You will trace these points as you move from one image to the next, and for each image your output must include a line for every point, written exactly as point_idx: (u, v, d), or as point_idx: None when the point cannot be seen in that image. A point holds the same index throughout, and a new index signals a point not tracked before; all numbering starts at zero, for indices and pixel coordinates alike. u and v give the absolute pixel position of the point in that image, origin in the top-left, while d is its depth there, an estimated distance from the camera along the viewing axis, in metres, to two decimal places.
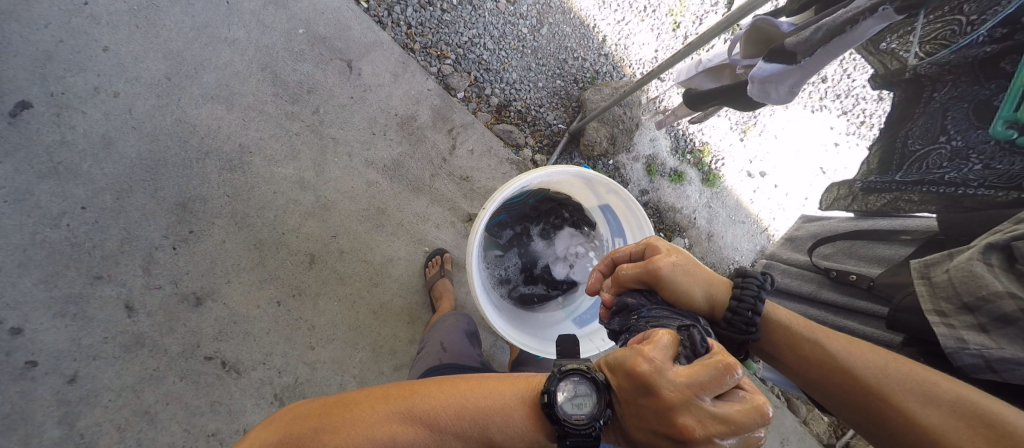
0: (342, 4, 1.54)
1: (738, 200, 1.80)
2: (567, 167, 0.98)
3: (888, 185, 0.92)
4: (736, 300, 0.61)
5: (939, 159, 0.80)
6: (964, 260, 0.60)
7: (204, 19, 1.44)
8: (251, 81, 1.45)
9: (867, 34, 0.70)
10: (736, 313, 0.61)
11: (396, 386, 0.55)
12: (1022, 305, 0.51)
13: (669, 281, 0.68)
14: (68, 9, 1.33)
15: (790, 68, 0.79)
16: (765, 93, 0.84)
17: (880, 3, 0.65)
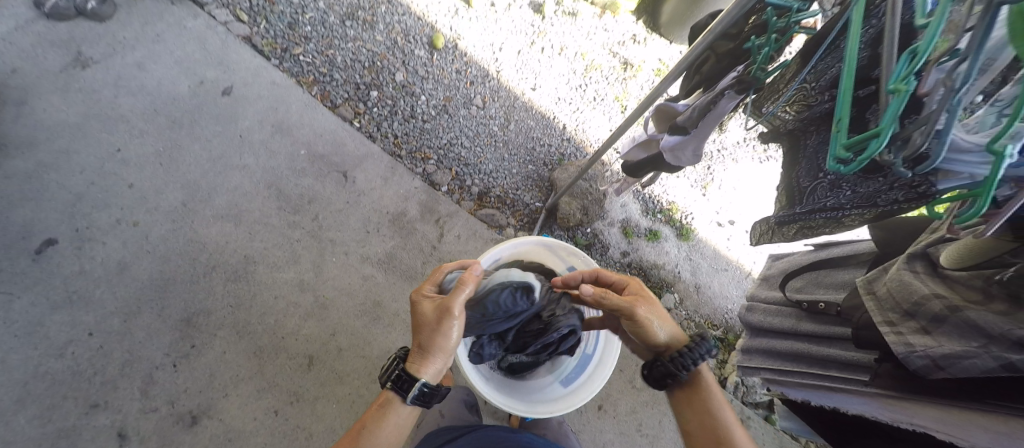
0: (339, 127, 1.81)
1: (715, 249, 1.90)
2: (527, 238, 1.22)
3: (793, 218, 0.92)
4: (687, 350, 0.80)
5: (824, 191, 0.82)
6: (895, 272, 0.75)
7: (220, 151, 1.67)
8: (258, 197, 1.62)
9: (725, 111, 0.88)
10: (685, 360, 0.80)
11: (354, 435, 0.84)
12: (945, 305, 0.63)
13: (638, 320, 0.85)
14: (102, 156, 1.57)
15: (685, 138, 0.97)
16: (677, 158, 1.03)
17: (723, 90, 0.85)
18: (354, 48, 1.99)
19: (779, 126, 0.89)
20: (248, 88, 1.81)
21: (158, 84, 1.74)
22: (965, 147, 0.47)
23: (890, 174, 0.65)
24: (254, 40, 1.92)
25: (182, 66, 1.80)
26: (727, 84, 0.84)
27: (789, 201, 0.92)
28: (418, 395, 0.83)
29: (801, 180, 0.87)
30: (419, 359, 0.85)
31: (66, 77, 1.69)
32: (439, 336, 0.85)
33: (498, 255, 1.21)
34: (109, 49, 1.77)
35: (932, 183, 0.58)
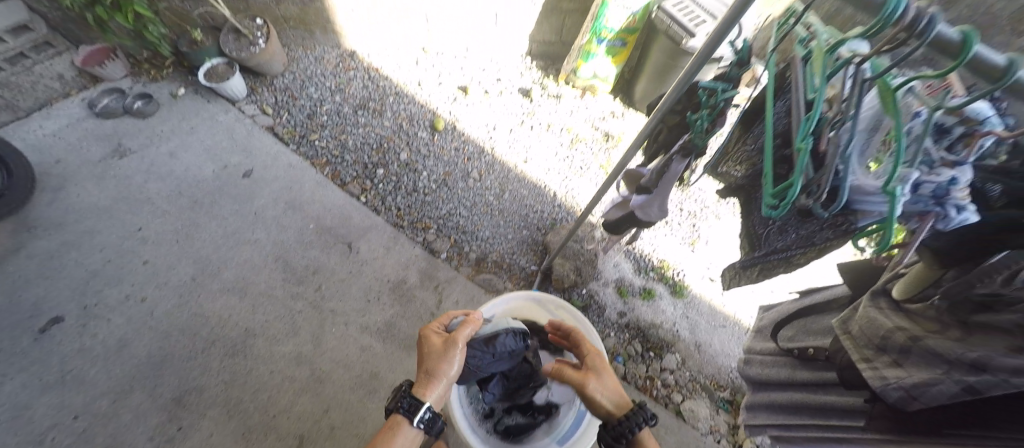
0: (346, 202, 1.95)
1: (711, 305, 1.90)
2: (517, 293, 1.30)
3: (754, 262, 0.91)
4: (627, 418, 0.90)
5: (776, 234, 0.85)
6: (864, 309, 0.90)
7: (233, 228, 1.79)
8: (265, 271, 1.69)
9: (677, 172, 1.04)
10: (625, 428, 0.89)
11: None
12: (906, 336, 0.78)
13: (594, 391, 0.96)
14: (125, 236, 1.70)
15: (648, 197, 1.14)
16: (647, 214, 1.19)
17: (670, 156, 1.01)
18: (364, 133, 2.23)
19: (732, 183, 0.98)
20: (265, 170, 1.99)
21: (185, 169, 1.94)
22: (869, 189, 0.61)
23: (815, 218, 0.74)
24: (275, 129, 2.17)
25: (208, 153, 2.01)
26: (673, 151, 1.01)
27: (750, 248, 0.94)
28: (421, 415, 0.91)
29: (756, 229, 0.91)
30: (423, 381, 0.95)
31: (103, 166, 1.89)
32: (442, 362, 0.97)
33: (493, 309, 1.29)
34: (146, 142, 2.01)
35: (853, 221, 0.68)
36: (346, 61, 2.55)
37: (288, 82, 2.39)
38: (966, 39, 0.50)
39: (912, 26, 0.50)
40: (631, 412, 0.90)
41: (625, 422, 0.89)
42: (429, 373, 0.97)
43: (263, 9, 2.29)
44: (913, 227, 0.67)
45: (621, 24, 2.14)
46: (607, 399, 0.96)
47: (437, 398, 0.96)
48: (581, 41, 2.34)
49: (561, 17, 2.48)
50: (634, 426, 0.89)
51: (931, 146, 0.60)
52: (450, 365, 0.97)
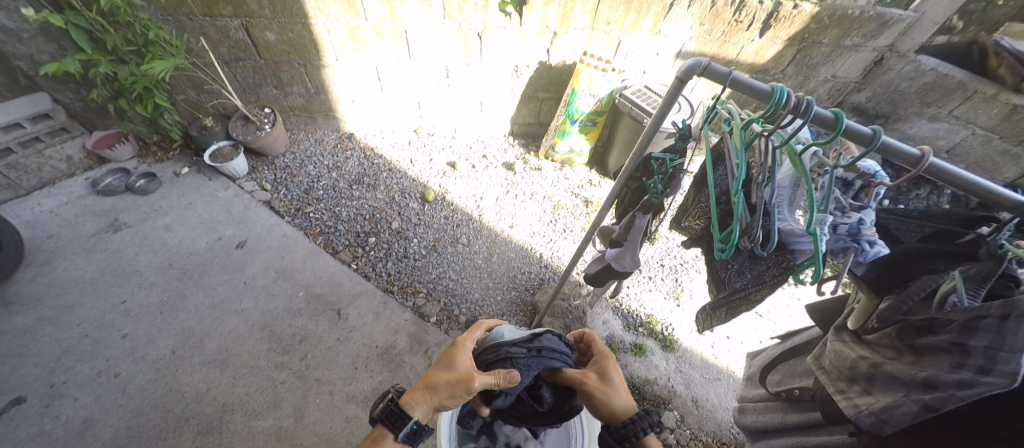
0: (338, 270, 1.99)
1: (704, 358, 1.93)
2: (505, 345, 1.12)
3: (722, 303, 1.04)
4: (632, 422, 0.92)
5: (737, 276, 0.99)
6: (831, 344, 0.98)
7: (221, 298, 1.80)
8: (249, 341, 1.67)
9: (642, 226, 1.18)
10: (630, 433, 0.91)
11: None
12: (867, 362, 0.86)
13: (597, 394, 0.95)
14: (105, 309, 1.70)
15: (620, 249, 1.28)
16: (621, 264, 1.31)
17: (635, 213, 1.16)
18: (358, 205, 2.37)
19: (693, 234, 1.14)
20: (259, 241, 2.06)
21: (179, 241, 1.99)
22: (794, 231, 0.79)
23: (763, 258, 0.91)
24: (272, 203, 2.29)
25: (203, 226, 2.08)
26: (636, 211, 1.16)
27: (715, 290, 1.07)
28: (410, 432, 0.90)
29: (718, 273, 1.04)
30: (422, 405, 0.94)
31: (95, 240, 1.94)
32: (451, 398, 0.94)
33: None
34: (143, 216, 2.08)
35: (792, 258, 0.83)
36: (345, 142, 2.81)
37: (289, 161, 2.58)
38: (837, 116, 0.70)
39: (797, 106, 0.73)
40: (638, 417, 0.93)
41: (633, 425, 0.91)
42: (432, 396, 0.94)
43: (273, 100, 2.57)
44: (841, 261, 0.82)
45: (589, 108, 2.51)
46: (611, 402, 0.96)
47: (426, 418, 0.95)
48: (558, 122, 2.68)
49: (537, 103, 2.85)
50: (642, 432, 0.91)
51: (839, 194, 0.80)
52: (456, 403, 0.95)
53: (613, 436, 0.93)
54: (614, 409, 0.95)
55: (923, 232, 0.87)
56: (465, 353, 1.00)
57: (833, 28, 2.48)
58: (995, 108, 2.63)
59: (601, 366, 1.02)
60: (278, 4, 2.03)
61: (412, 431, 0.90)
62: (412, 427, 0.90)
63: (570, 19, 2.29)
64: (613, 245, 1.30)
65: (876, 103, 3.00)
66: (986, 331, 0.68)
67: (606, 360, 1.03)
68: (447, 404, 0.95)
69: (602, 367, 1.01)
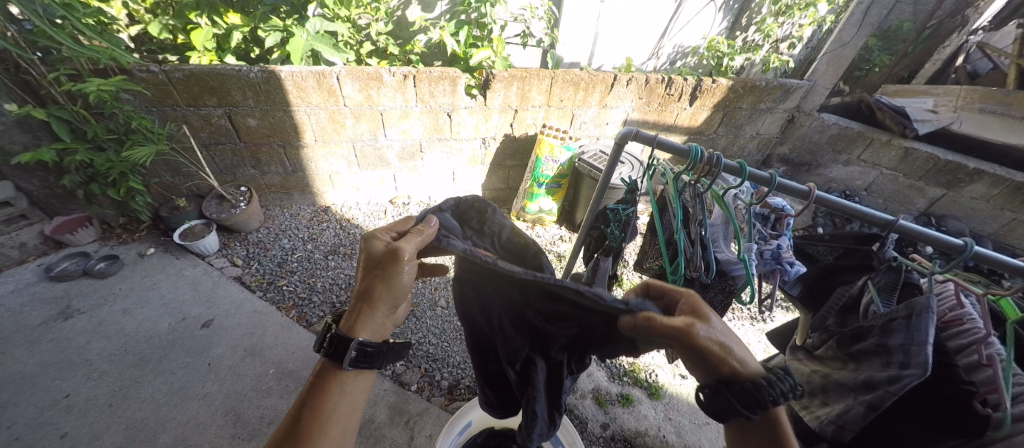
0: (312, 342, 1.93)
1: (690, 403, 1.94)
2: None
3: None
4: (766, 382, 0.74)
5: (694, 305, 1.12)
6: (791, 363, 1.06)
7: (181, 383, 1.69)
8: (211, 428, 1.56)
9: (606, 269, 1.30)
10: (766, 395, 0.74)
11: (302, 422, 0.87)
12: (820, 374, 0.94)
13: (712, 345, 0.75)
14: (46, 405, 1.56)
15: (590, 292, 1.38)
16: None
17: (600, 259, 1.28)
18: (334, 274, 2.37)
19: (654, 273, 1.27)
20: (227, 318, 1.98)
21: (138, 325, 1.90)
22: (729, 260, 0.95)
23: (711, 285, 1.07)
24: (244, 279, 2.25)
25: (166, 307, 2.00)
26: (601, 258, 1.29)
27: None
28: (357, 357, 0.91)
29: None
30: (361, 322, 0.94)
31: (41, 330, 1.83)
32: (394, 297, 0.95)
33: (469, 420, 1.38)
34: (99, 301, 1.99)
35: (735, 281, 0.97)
36: (320, 215, 2.87)
37: (262, 236, 2.58)
38: (741, 165, 0.92)
39: (710, 160, 0.94)
40: (772, 377, 0.76)
41: (768, 390, 0.74)
42: (375, 306, 0.94)
43: (248, 179, 2.65)
44: (772, 283, 0.96)
45: (552, 172, 2.75)
46: (728, 354, 0.79)
47: (379, 332, 0.98)
48: (525, 186, 2.91)
49: (506, 170, 3.10)
50: (780, 395, 0.74)
51: (760, 227, 0.97)
52: (398, 294, 0.94)
53: (740, 399, 0.75)
54: (738, 364, 0.78)
55: (837, 252, 1.06)
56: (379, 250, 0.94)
57: (748, 96, 2.97)
58: (891, 151, 3.09)
59: (696, 312, 0.82)
60: (262, 94, 2.22)
61: (360, 352, 0.91)
62: (355, 351, 0.90)
63: (528, 98, 2.62)
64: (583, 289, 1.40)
65: (799, 153, 3.48)
66: (898, 331, 0.81)
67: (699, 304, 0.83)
68: (386, 300, 0.94)
69: (697, 313, 0.82)
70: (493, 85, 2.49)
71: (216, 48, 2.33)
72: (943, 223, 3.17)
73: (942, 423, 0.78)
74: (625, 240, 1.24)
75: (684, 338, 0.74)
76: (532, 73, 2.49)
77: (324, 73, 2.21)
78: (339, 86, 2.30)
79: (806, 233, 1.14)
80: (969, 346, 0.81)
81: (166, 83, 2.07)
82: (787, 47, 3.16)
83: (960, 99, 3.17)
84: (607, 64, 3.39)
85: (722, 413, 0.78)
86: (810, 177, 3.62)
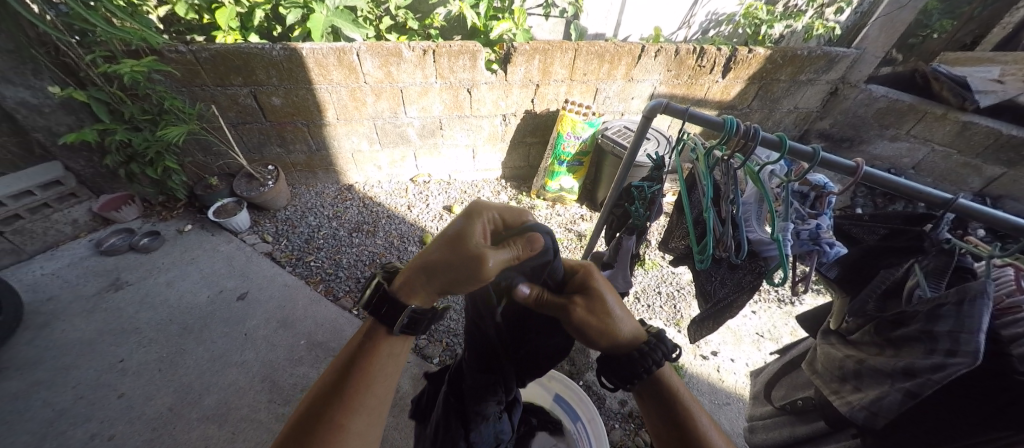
0: (339, 316, 2.02)
1: (711, 384, 1.93)
2: None
3: (711, 311, 1.12)
4: (645, 351, 0.85)
5: (721, 287, 1.09)
6: (821, 348, 1.01)
7: (221, 351, 1.81)
8: (249, 393, 1.67)
9: (629, 248, 1.29)
10: (639, 367, 0.84)
11: (342, 378, 0.79)
12: (853, 360, 0.90)
13: (592, 323, 0.86)
14: (103, 368, 1.71)
15: (610, 272, 1.38)
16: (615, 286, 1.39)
17: (623, 239, 1.26)
18: (358, 251, 2.44)
19: (679, 254, 1.24)
20: (260, 292, 2.09)
21: (180, 296, 2.03)
22: None
23: (739, 266, 1.04)
24: (274, 254, 2.35)
25: (204, 280, 2.13)
26: (624, 237, 1.27)
27: (703, 301, 1.15)
28: (407, 325, 0.82)
29: (703, 285, 1.13)
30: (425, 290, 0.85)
31: (96, 300, 1.98)
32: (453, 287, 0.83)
33: None
34: (145, 274, 2.13)
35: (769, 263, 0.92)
36: (344, 193, 2.94)
37: (290, 214, 2.67)
38: (781, 139, 0.86)
39: (746, 133, 0.88)
40: (644, 349, 0.85)
41: (645, 359, 0.84)
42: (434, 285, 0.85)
43: (275, 158, 2.73)
44: (808, 265, 0.92)
45: (574, 149, 2.68)
46: (613, 330, 0.87)
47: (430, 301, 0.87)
48: (547, 164, 2.86)
49: (526, 148, 3.05)
50: (654, 363, 0.84)
51: (797, 205, 0.91)
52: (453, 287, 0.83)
53: (617, 374, 0.87)
54: (620, 340, 0.87)
55: (879, 233, 0.99)
56: (464, 233, 0.80)
57: (787, 67, 2.76)
58: (947, 125, 2.82)
59: (586, 289, 0.90)
60: (285, 73, 2.24)
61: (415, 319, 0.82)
62: (412, 313, 0.82)
63: (551, 73, 2.53)
64: (604, 268, 1.39)
65: (840, 128, 3.24)
66: (947, 317, 0.76)
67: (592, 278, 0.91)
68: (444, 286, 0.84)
69: (587, 290, 0.90)
70: (515, 59, 2.41)
71: (240, 27, 2.36)
72: (999, 204, 2.92)
73: (987, 412, 0.75)
74: (649, 220, 1.21)
75: (565, 312, 0.86)
76: (555, 45, 2.39)
77: (345, 49, 2.20)
78: (360, 63, 2.28)
79: (846, 213, 1.06)
80: None
81: (195, 63, 2.12)
82: (834, 12, 2.91)
83: None
84: (634, 35, 3.22)
85: (615, 378, 0.88)
86: (851, 154, 3.38)
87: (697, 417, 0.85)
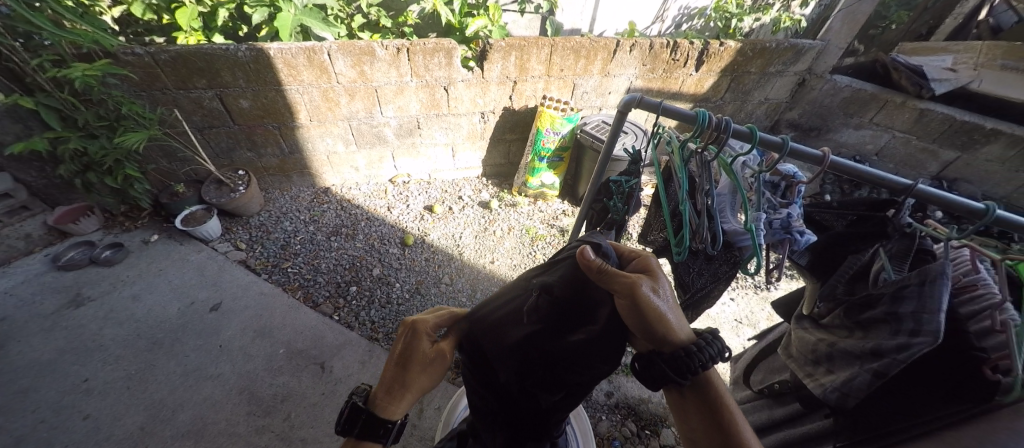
0: (319, 322, 1.97)
1: None
2: None
3: (690, 303, 1.14)
4: (696, 349, 0.76)
5: (698, 278, 1.11)
6: (795, 333, 1.04)
7: (195, 365, 1.74)
8: (227, 406, 1.61)
9: None
10: (695, 362, 0.75)
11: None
12: (828, 345, 0.92)
13: (654, 302, 0.76)
14: (65, 389, 1.61)
15: None
16: None
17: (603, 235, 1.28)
18: (337, 255, 2.38)
19: (658, 246, 1.25)
20: (235, 301, 2.01)
21: (148, 310, 1.93)
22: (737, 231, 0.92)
23: (715, 257, 1.06)
24: (248, 262, 2.26)
25: (174, 292, 2.03)
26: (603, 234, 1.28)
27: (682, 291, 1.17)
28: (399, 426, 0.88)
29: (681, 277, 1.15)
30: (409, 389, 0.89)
31: (54, 318, 1.87)
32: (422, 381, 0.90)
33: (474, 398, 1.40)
34: (108, 288, 2.02)
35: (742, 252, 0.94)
36: (320, 196, 2.85)
37: (263, 219, 2.58)
38: (752, 131, 0.88)
39: (719, 126, 0.90)
40: (701, 342, 0.77)
41: (700, 356, 0.75)
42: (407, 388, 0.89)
43: (246, 162, 2.62)
44: (780, 253, 0.94)
45: (554, 144, 2.68)
46: (669, 323, 0.78)
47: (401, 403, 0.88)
48: (527, 160, 2.85)
49: (506, 145, 3.03)
50: (710, 359, 0.76)
51: (769, 195, 0.93)
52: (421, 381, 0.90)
53: (672, 366, 0.75)
54: (672, 337, 0.78)
55: (847, 219, 1.03)
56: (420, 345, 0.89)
57: (757, 59, 2.83)
58: (906, 113, 2.96)
59: (647, 271, 0.83)
60: (251, 74, 2.14)
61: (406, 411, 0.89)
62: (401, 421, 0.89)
63: (528, 69, 2.52)
64: None
65: (808, 118, 3.36)
66: (910, 298, 0.79)
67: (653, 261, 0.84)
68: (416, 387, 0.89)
69: (649, 273, 0.83)
70: (491, 56, 2.39)
71: (203, 27, 2.25)
72: (954, 186, 3.08)
73: (947, 389, 0.78)
74: (628, 214, 1.22)
75: (632, 284, 0.76)
76: (531, 41, 2.37)
77: (315, 48, 2.12)
78: (331, 62, 2.21)
79: (814, 200, 1.10)
80: (982, 311, 0.77)
81: (153, 65, 2.00)
82: (799, 5, 3.05)
83: (981, 56, 3.03)
84: (609, 30, 3.24)
85: (653, 377, 0.77)
86: (819, 142, 3.51)
87: (740, 419, 0.78)
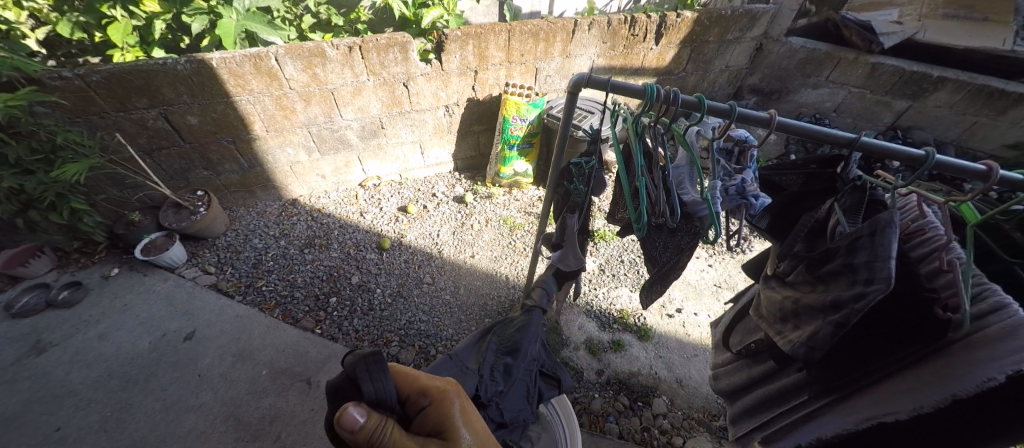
0: (301, 337, 1.92)
1: (677, 340, 2.03)
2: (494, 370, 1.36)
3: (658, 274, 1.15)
4: None
5: (664, 251, 1.12)
6: (763, 294, 1.07)
7: (174, 398, 1.67)
8: (213, 435, 1.56)
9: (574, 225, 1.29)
10: None
11: None
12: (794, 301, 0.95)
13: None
14: (36, 441, 1.53)
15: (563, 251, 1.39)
16: (568, 264, 1.40)
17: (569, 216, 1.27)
18: (312, 268, 2.31)
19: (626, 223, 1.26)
20: (209, 328, 1.94)
21: (117, 347, 1.84)
22: (695, 202, 0.93)
23: (678, 228, 1.08)
24: (219, 285, 2.18)
25: (143, 326, 1.94)
26: (569, 215, 1.28)
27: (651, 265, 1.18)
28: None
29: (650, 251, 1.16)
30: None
31: (14, 368, 1.76)
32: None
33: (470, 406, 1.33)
34: (70, 331, 1.91)
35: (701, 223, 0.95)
36: (288, 208, 2.76)
37: (231, 239, 2.48)
38: (700, 100, 0.88)
39: (668, 98, 0.89)
40: None
41: None
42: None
43: (204, 181, 2.50)
44: (740, 219, 0.95)
45: (523, 132, 2.65)
46: None
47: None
48: (498, 150, 2.82)
49: (475, 137, 2.99)
50: None
51: (723, 163, 0.94)
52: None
53: None
54: None
55: (801, 179, 1.05)
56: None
57: (715, 27, 2.86)
58: (859, 68, 3.06)
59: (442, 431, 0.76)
60: (196, 87, 2.03)
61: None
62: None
63: (488, 57, 2.47)
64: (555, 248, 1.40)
65: (769, 82, 3.43)
66: (863, 249, 0.82)
67: (451, 406, 0.78)
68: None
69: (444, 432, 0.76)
70: (448, 47, 2.33)
71: (141, 42, 2.09)
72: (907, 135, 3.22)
73: (904, 330, 0.80)
74: (592, 195, 1.22)
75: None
76: (488, 28, 2.32)
77: (261, 55, 2.02)
78: (281, 67, 2.11)
79: (770, 163, 1.11)
80: (930, 253, 0.82)
81: (86, 88, 1.87)
82: None
83: (925, 6, 3.10)
84: (569, 11, 3.20)
85: None
86: (781, 104, 3.59)
87: None
